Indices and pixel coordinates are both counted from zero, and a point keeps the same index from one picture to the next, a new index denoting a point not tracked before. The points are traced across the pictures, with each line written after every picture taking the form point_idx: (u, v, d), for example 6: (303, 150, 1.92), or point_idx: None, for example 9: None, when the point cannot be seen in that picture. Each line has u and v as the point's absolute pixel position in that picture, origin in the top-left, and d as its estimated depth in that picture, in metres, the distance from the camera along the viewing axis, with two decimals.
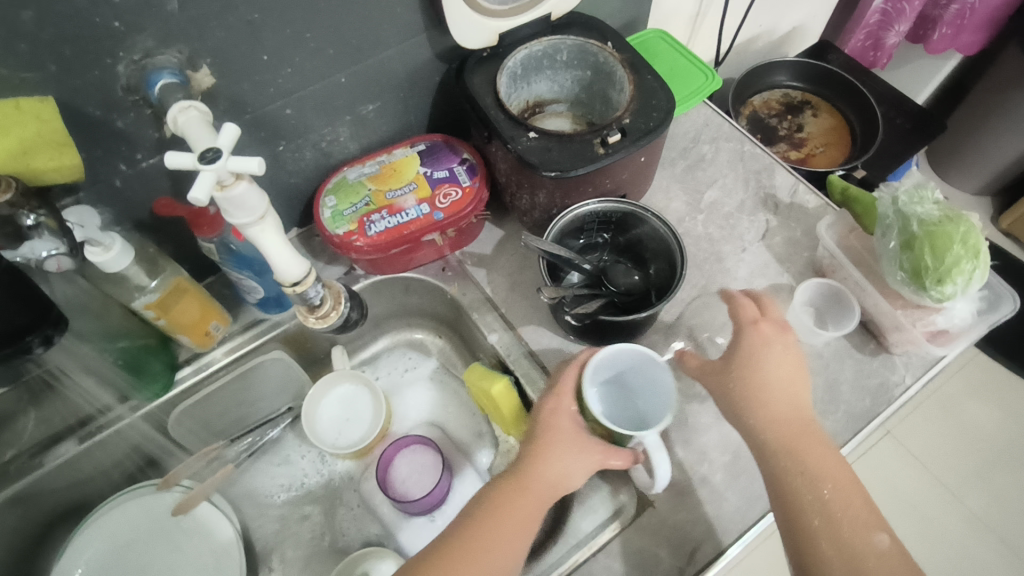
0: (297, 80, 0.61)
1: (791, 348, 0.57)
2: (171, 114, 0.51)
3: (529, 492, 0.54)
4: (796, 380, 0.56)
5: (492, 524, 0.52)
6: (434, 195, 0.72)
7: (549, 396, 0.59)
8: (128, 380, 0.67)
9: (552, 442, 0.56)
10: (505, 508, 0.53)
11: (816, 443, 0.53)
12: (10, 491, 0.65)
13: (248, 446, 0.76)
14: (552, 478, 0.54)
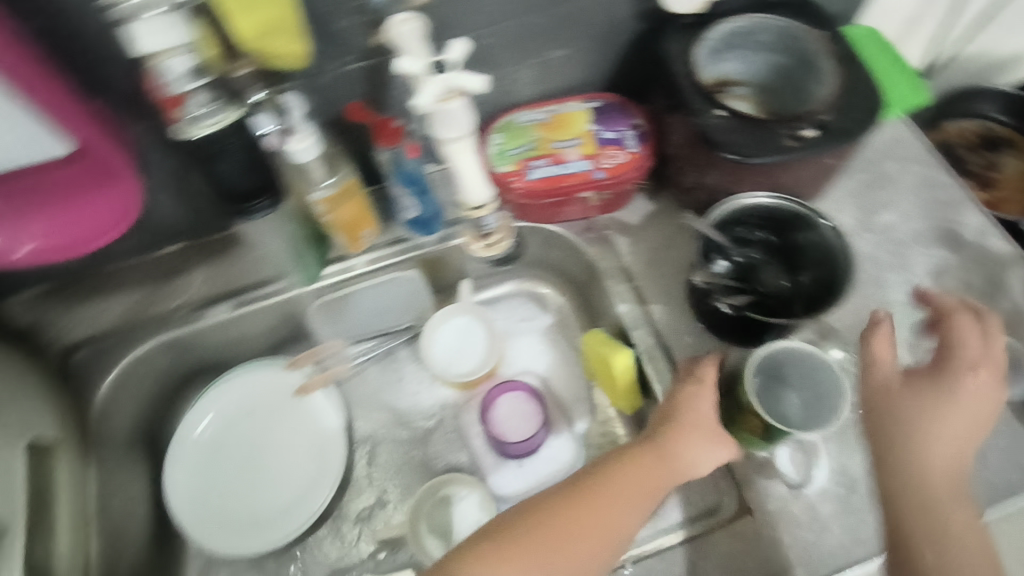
0: (500, 15, 0.62)
1: (993, 403, 0.50)
2: (390, 22, 0.52)
3: (661, 472, 0.55)
4: (959, 428, 0.50)
5: (601, 496, 0.53)
6: (599, 154, 0.71)
7: (691, 384, 0.58)
8: (292, 259, 0.74)
9: (685, 437, 0.56)
10: (623, 482, 0.54)
11: (969, 532, 0.48)
12: (172, 334, 0.73)
13: (366, 351, 0.81)
14: (674, 470, 0.55)
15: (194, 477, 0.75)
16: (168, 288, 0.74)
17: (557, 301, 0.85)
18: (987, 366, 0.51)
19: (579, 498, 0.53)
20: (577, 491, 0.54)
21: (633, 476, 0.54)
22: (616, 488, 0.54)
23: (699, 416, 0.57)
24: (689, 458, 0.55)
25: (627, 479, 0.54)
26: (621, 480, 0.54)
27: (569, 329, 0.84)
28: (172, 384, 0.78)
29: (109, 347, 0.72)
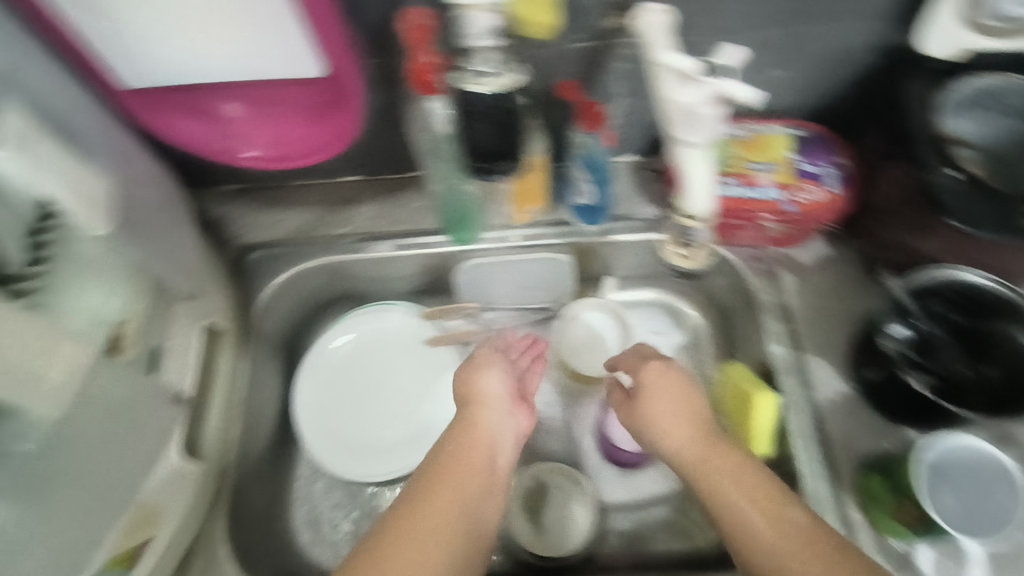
0: (741, 21, 0.59)
1: (671, 377, 0.62)
2: (640, 11, 0.50)
3: (475, 404, 0.63)
4: (669, 408, 0.60)
5: (469, 459, 0.57)
6: (794, 186, 0.67)
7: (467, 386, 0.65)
8: (454, 217, 0.74)
9: (480, 372, 0.66)
10: (469, 450, 0.58)
11: (726, 458, 0.54)
12: (333, 257, 0.77)
13: (498, 321, 0.83)
14: (494, 409, 0.63)
15: (319, 394, 0.79)
16: (339, 214, 0.78)
17: (695, 322, 0.82)
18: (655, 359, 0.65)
19: (444, 467, 0.56)
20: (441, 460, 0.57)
21: (469, 443, 0.58)
22: (477, 458, 0.57)
23: (491, 374, 0.66)
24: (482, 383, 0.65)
25: (474, 439, 0.59)
26: (477, 454, 0.58)
27: (700, 352, 0.80)
28: (319, 302, 0.83)
29: (280, 255, 0.77)
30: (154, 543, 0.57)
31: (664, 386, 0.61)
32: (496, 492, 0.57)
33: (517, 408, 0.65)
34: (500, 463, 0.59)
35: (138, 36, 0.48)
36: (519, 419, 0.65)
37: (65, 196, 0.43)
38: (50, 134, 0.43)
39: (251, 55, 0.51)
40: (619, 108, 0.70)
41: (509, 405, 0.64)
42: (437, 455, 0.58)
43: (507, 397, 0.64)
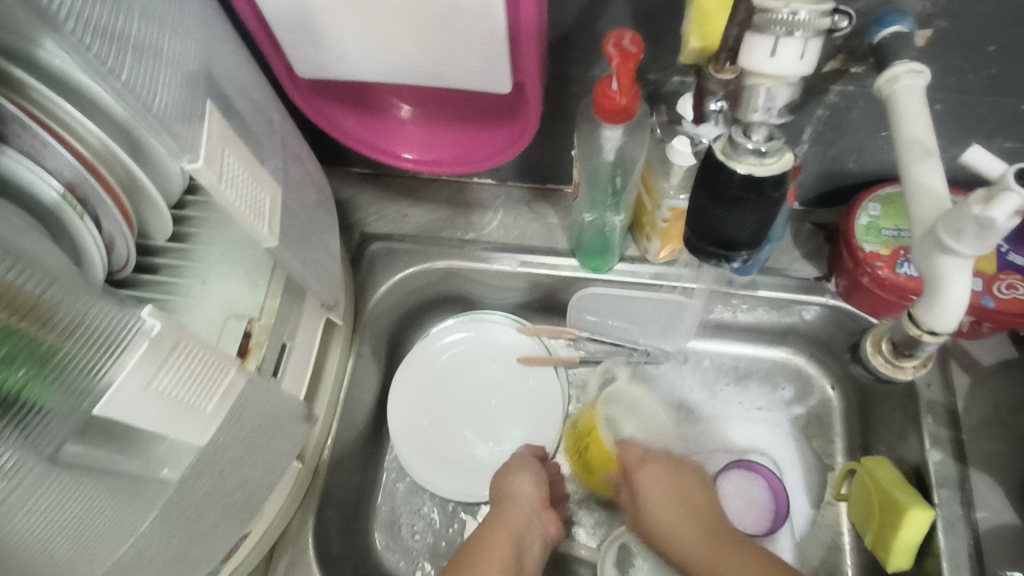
0: (988, 85, 0.50)
1: (684, 470, 0.66)
2: (892, 70, 0.43)
3: (510, 504, 0.63)
4: (664, 501, 0.62)
5: (492, 554, 0.58)
6: (995, 277, 0.58)
7: (510, 475, 0.66)
8: (589, 242, 0.68)
9: (517, 475, 0.65)
10: (499, 532, 0.60)
11: (727, 549, 0.55)
12: (451, 263, 0.72)
13: (598, 353, 0.75)
14: (523, 511, 0.63)
15: (410, 399, 0.73)
16: (468, 217, 0.73)
17: (827, 395, 0.72)
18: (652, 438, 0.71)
19: (479, 548, 0.59)
20: (469, 550, 0.59)
21: (504, 530, 0.61)
22: (500, 549, 0.59)
23: (522, 459, 0.68)
24: (517, 491, 0.64)
25: (505, 530, 0.61)
26: (503, 538, 0.60)
27: (827, 431, 0.71)
28: (425, 301, 0.77)
29: (399, 251, 0.72)
30: (248, 538, 0.55)
31: (660, 507, 0.62)
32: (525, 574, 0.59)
33: (548, 511, 0.66)
34: (531, 545, 0.61)
35: (329, 26, 0.44)
36: (547, 525, 0.64)
37: (242, 206, 0.37)
38: (234, 131, 0.38)
39: (439, 64, 0.46)
40: (800, 156, 0.61)
41: (540, 509, 0.64)
42: (465, 551, 0.59)
43: (540, 502, 0.65)
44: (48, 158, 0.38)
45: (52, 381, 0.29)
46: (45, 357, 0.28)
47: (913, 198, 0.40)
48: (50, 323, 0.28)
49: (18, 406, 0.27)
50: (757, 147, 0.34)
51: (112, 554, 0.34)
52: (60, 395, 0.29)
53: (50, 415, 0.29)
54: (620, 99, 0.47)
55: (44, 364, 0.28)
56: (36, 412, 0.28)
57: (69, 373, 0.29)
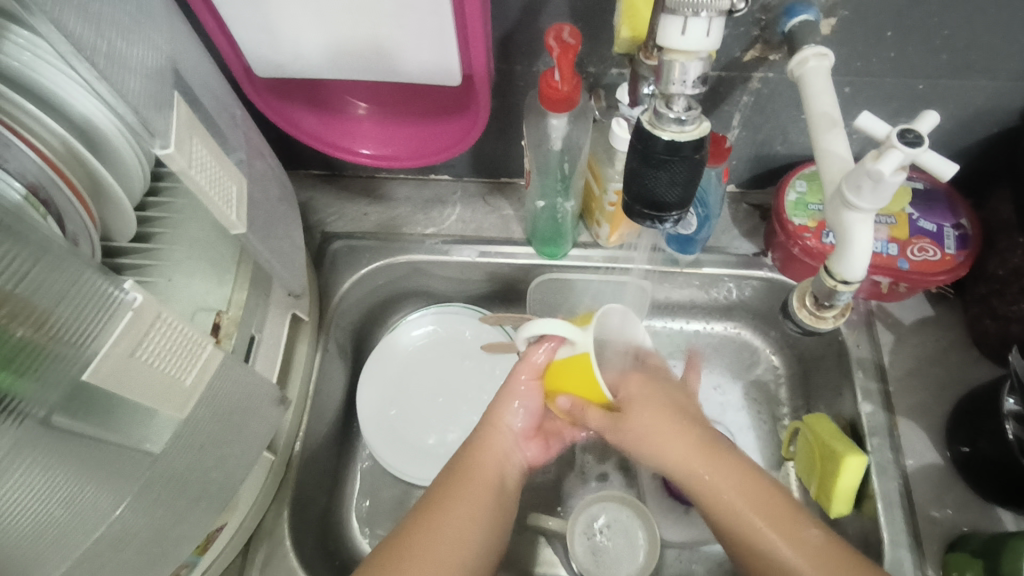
0: (889, 68, 0.56)
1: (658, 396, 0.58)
2: (802, 54, 0.48)
3: (494, 431, 0.59)
4: (661, 441, 0.56)
5: (470, 487, 0.55)
6: (909, 243, 0.64)
7: (489, 420, 0.60)
8: (542, 229, 0.71)
9: (512, 399, 0.59)
10: (477, 464, 0.57)
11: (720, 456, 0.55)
12: (411, 257, 0.74)
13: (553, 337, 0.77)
14: (506, 440, 0.59)
15: (378, 392, 0.75)
16: (426, 213, 0.76)
17: (772, 363, 0.78)
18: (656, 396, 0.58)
19: (449, 480, 0.56)
20: (438, 489, 0.55)
21: (479, 465, 0.57)
22: (476, 484, 0.56)
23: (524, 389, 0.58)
24: (515, 398, 0.59)
25: (485, 463, 0.57)
26: (484, 471, 0.57)
27: (773, 397, 0.76)
28: (387, 297, 0.79)
29: (361, 246, 0.74)
30: (225, 528, 0.55)
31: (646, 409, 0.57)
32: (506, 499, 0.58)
33: (534, 437, 0.62)
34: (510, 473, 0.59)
35: (286, 26, 0.46)
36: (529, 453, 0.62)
37: (211, 191, 0.39)
38: (201, 122, 0.40)
39: (392, 59, 0.49)
40: (732, 140, 0.66)
41: (522, 437, 0.61)
42: (437, 482, 0.56)
43: (525, 430, 0.61)
44: (11, 161, 0.39)
45: (24, 374, 0.31)
46: (17, 348, 0.30)
47: (823, 165, 0.46)
48: (25, 317, 0.30)
49: (5, 401, 0.30)
50: (679, 116, 0.37)
51: (103, 519, 0.37)
52: (32, 385, 0.31)
53: (22, 407, 0.31)
54: (563, 88, 0.51)
55: (23, 361, 0.30)
56: (17, 403, 0.30)
57: (44, 364, 0.31)
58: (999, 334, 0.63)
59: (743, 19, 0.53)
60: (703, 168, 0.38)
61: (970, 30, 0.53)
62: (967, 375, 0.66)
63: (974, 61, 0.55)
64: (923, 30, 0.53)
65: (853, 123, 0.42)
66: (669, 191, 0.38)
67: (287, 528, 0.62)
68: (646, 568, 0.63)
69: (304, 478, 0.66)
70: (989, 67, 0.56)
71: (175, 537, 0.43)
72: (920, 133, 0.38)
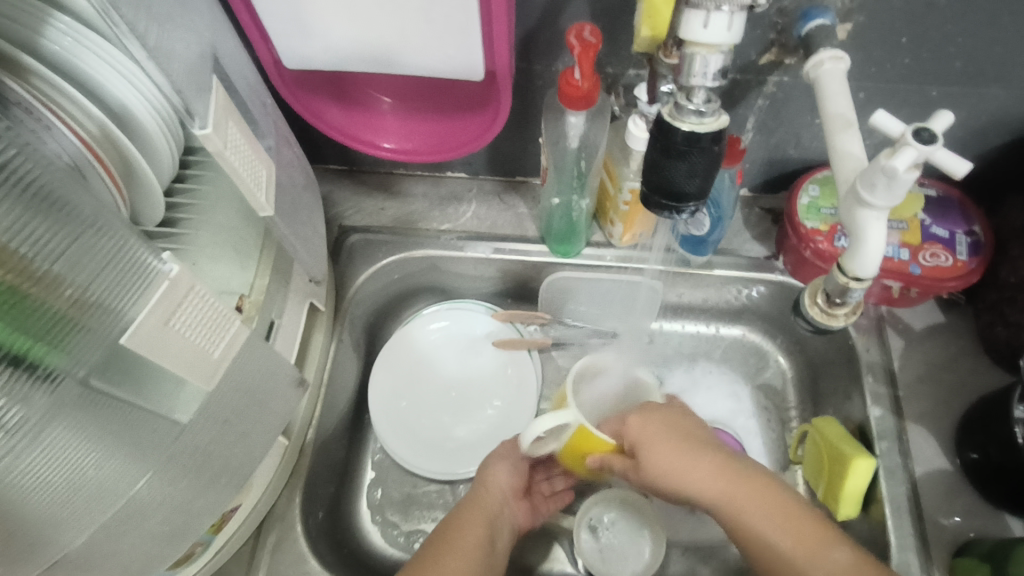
0: (904, 74, 0.57)
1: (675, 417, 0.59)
2: (818, 57, 0.49)
3: (485, 489, 0.63)
4: (671, 459, 0.55)
5: (463, 536, 0.58)
6: (920, 248, 0.65)
7: (478, 483, 0.63)
8: (556, 228, 0.72)
9: (499, 462, 0.65)
10: (468, 513, 0.60)
11: (754, 490, 0.53)
12: (427, 252, 0.75)
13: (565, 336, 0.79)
14: (496, 496, 0.63)
15: (390, 386, 0.76)
16: (442, 209, 0.77)
17: (781, 366, 0.78)
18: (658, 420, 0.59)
19: (446, 527, 0.59)
20: (439, 535, 0.58)
21: (476, 511, 0.60)
22: (474, 525, 0.59)
23: (499, 472, 0.64)
24: (501, 461, 0.65)
25: (478, 514, 0.60)
26: (475, 522, 0.59)
27: (782, 400, 0.76)
28: (401, 291, 0.80)
29: (377, 240, 0.75)
30: (239, 510, 0.56)
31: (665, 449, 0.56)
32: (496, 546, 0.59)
33: (518, 501, 0.65)
34: (502, 524, 0.62)
35: (317, 19, 0.48)
36: (516, 513, 0.65)
37: (243, 172, 0.41)
38: (235, 107, 0.42)
39: (419, 54, 0.50)
40: (746, 143, 0.67)
41: (511, 499, 0.64)
42: (439, 528, 0.59)
43: (515, 491, 0.64)
44: (51, 142, 0.40)
45: (57, 345, 0.32)
46: (52, 317, 0.31)
47: (838, 164, 0.46)
48: (62, 286, 0.31)
49: (40, 370, 0.31)
50: (699, 108, 0.38)
51: (131, 486, 0.39)
52: (66, 355, 0.32)
53: (58, 372, 0.32)
54: (583, 86, 0.52)
55: (59, 330, 0.31)
56: (51, 372, 0.32)
57: (80, 334, 0.32)
58: (1010, 341, 0.64)
59: (761, 23, 0.54)
60: (722, 160, 0.39)
61: (985, 37, 0.53)
62: (977, 382, 0.66)
63: (989, 69, 0.56)
64: (939, 37, 0.54)
65: (869, 120, 0.43)
66: (689, 182, 0.39)
67: (298, 514, 0.63)
68: (652, 565, 0.64)
69: (316, 466, 0.67)
70: (1004, 75, 0.56)
71: (196, 510, 0.44)
72: (934, 132, 0.39)
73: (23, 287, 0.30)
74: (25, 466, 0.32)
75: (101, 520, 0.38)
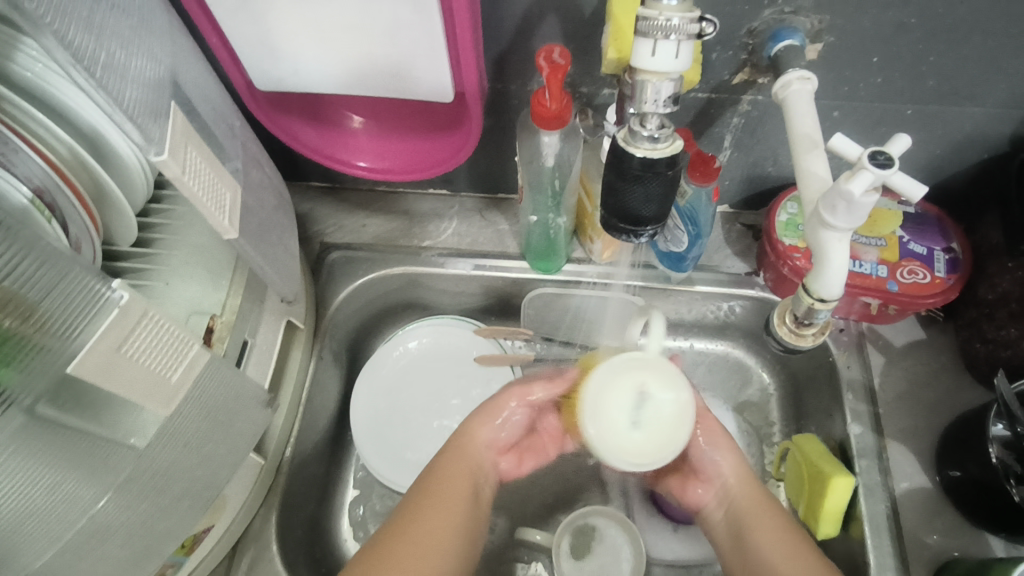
0: (876, 93, 0.57)
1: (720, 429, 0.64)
2: (786, 78, 0.49)
3: (482, 427, 0.62)
4: (721, 447, 0.63)
5: (446, 487, 0.56)
6: (898, 265, 0.65)
7: (461, 433, 0.61)
8: (536, 245, 0.72)
9: (508, 397, 0.63)
10: (450, 462, 0.58)
11: (770, 523, 0.56)
12: (408, 269, 0.75)
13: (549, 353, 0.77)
14: (478, 447, 0.61)
15: (369, 403, 0.75)
16: (424, 226, 0.78)
17: (765, 383, 0.78)
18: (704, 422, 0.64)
19: (427, 487, 0.56)
20: (415, 500, 0.55)
21: (461, 461, 0.59)
22: (451, 493, 0.56)
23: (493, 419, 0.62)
24: (514, 397, 0.63)
25: (458, 465, 0.58)
26: (457, 479, 0.57)
27: (765, 416, 0.76)
28: (383, 308, 0.80)
29: (358, 257, 0.76)
30: (212, 530, 0.56)
31: (716, 446, 0.63)
32: (480, 505, 0.58)
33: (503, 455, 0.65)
34: (483, 472, 0.61)
35: (285, 42, 0.48)
36: (502, 466, 0.65)
37: (203, 196, 0.41)
38: (197, 133, 0.42)
39: (387, 76, 0.50)
40: (724, 160, 0.67)
41: (494, 450, 0.63)
42: (412, 493, 0.56)
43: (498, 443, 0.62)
44: (20, 166, 0.40)
45: (11, 366, 0.32)
46: (3, 339, 0.31)
47: (804, 186, 0.46)
48: (12, 310, 0.32)
49: None
50: (653, 134, 0.38)
51: (92, 505, 0.39)
52: (17, 379, 0.33)
53: (10, 395, 0.33)
54: (553, 106, 0.52)
55: (11, 352, 0.32)
56: (1, 395, 0.32)
57: (34, 357, 0.33)
58: (989, 359, 0.63)
59: (730, 44, 0.54)
60: (678, 183, 0.40)
61: (954, 57, 0.54)
62: (957, 400, 0.66)
63: (960, 88, 0.56)
64: (909, 56, 0.54)
65: (827, 143, 0.43)
66: (645, 206, 0.40)
67: (274, 534, 0.62)
68: None
69: (294, 484, 0.66)
70: (975, 94, 0.57)
71: (159, 532, 0.44)
72: (890, 156, 0.39)
73: None
74: None
75: (59, 543, 0.38)
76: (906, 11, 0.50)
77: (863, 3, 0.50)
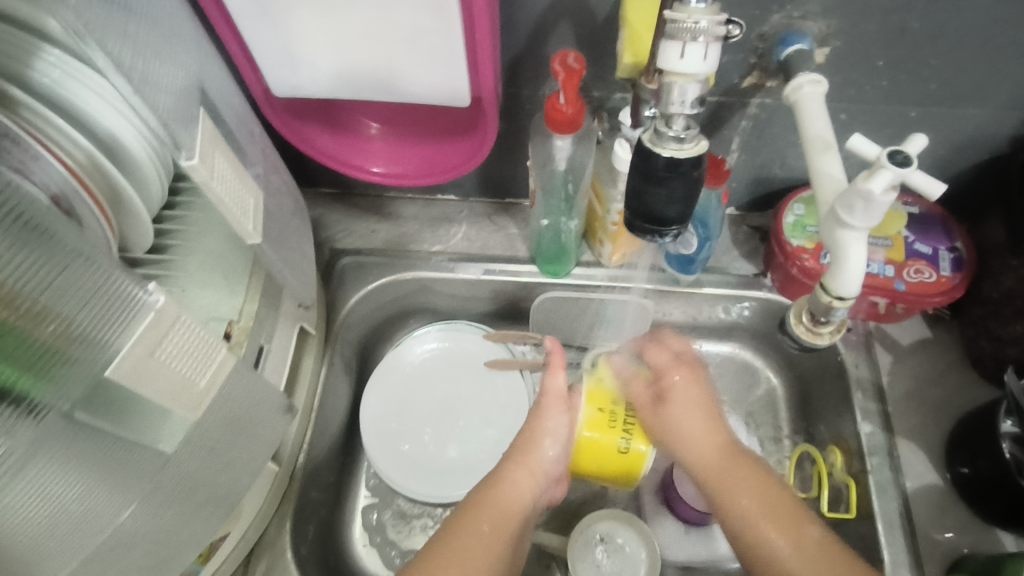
0: (883, 95, 0.58)
1: (698, 389, 0.57)
2: (797, 81, 0.50)
3: (524, 468, 0.56)
4: (690, 417, 0.55)
5: (478, 540, 0.50)
6: (905, 265, 0.66)
7: (511, 463, 0.56)
8: (546, 249, 0.72)
9: (541, 438, 0.58)
10: (487, 508, 0.53)
11: (740, 470, 0.51)
12: (418, 274, 0.75)
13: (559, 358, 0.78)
14: (524, 487, 0.55)
15: (380, 408, 0.75)
16: (433, 231, 0.78)
17: (772, 384, 0.78)
18: (681, 369, 0.58)
19: (464, 514, 0.52)
20: (455, 522, 0.52)
21: (500, 505, 0.53)
22: (490, 530, 0.51)
23: (554, 418, 0.59)
24: (547, 436, 0.58)
25: (490, 515, 0.52)
26: (497, 514, 0.52)
27: (774, 416, 0.76)
28: (393, 313, 0.80)
29: (369, 262, 0.76)
30: (229, 537, 0.56)
31: (686, 388, 0.57)
32: (520, 541, 0.54)
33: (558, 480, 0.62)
34: (530, 512, 0.56)
35: (301, 47, 0.48)
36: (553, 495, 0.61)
37: (227, 201, 0.42)
38: (222, 139, 0.43)
39: (404, 82, 0.51)
40: (731, 163, 0.68)
41: (552, 480, 0.60)
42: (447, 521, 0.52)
43: (556, 470, 0.59)
44: (38, 171, 0.39)
45: (43, 376, 0.33)
46: (40, 350, 0.32)
47: (817, 185, 0.47)
48: (51, 319, 0.32)
49: (22, 401, 0.32)
50: (679, 134, 0.39)
51: (118, 514, 0.39)
52: (52, 386, 0.33)
53: (44, 405, 0.33)
54: (568, 110, 0.53)
55: (47, 362, 0.33)
56: (33, 404, 0.32)
57: (65, 367, 0.33)
58: (995, 356, 0.64)
59: (740, 48, 0.55)
60: (700, 186, 0.41)
61: (959, 60, 0.55)
62: (964, 397, 0.67)
63: (965, 90, 0.57)
64: (913, 61, 0.55)
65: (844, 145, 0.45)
66: (668, 207, 0.41)
67: (288, 541, 0.62)
68: None
69: (307, 490, 0.66)
70: (979, 96, 0.58)
71: (181, 540, 0.44)
72: (908, 155, 0.40)
73: (10, 320, 0.30)
74: (11, 499, 0.32)
75: (87, 551, 0.38)
76: (912, 16, 0.52)
77: (872, 7, 0.51)
